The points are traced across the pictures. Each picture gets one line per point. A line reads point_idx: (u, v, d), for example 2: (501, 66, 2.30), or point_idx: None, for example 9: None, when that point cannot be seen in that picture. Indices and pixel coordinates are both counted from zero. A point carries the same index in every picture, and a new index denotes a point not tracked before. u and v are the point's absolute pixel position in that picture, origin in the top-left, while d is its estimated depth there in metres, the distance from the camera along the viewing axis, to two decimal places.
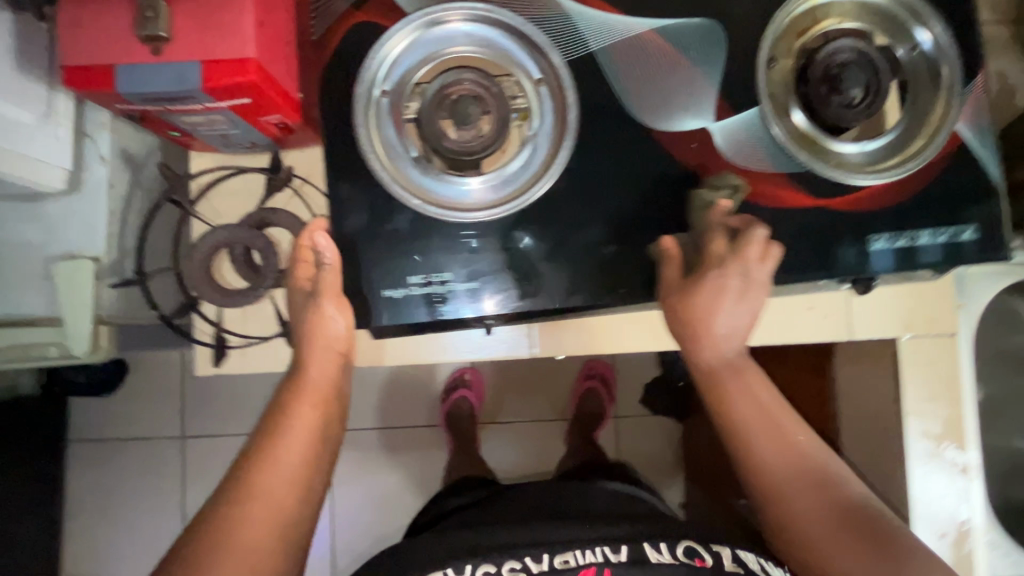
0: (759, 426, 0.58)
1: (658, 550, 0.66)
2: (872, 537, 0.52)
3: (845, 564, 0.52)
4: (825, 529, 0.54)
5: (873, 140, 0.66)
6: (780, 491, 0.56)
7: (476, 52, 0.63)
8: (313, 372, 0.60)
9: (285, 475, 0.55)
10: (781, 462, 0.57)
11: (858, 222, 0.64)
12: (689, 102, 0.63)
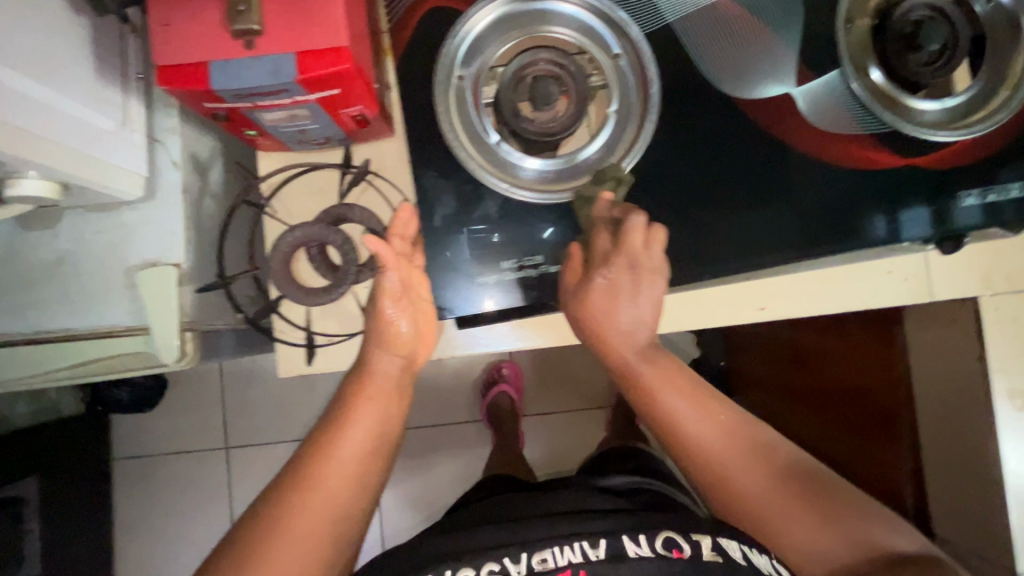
0: (685, 408, 0.59)
1: (635, 542, 0.55)
2: (804, 490, 0.56)
3: (787, 527, 0.55)
4: (766, 497, 0.56)
5: (953, 96, 0.64)
6: (718, 474, 0.57)
7: (551, 32, 0.63)
8: (380, 371, 0.62)
9: (346, 470, 0.57)
10: (694, 446, 0.58)
11: (948, 179, 0.64)
12: (771, 68, 0.63)
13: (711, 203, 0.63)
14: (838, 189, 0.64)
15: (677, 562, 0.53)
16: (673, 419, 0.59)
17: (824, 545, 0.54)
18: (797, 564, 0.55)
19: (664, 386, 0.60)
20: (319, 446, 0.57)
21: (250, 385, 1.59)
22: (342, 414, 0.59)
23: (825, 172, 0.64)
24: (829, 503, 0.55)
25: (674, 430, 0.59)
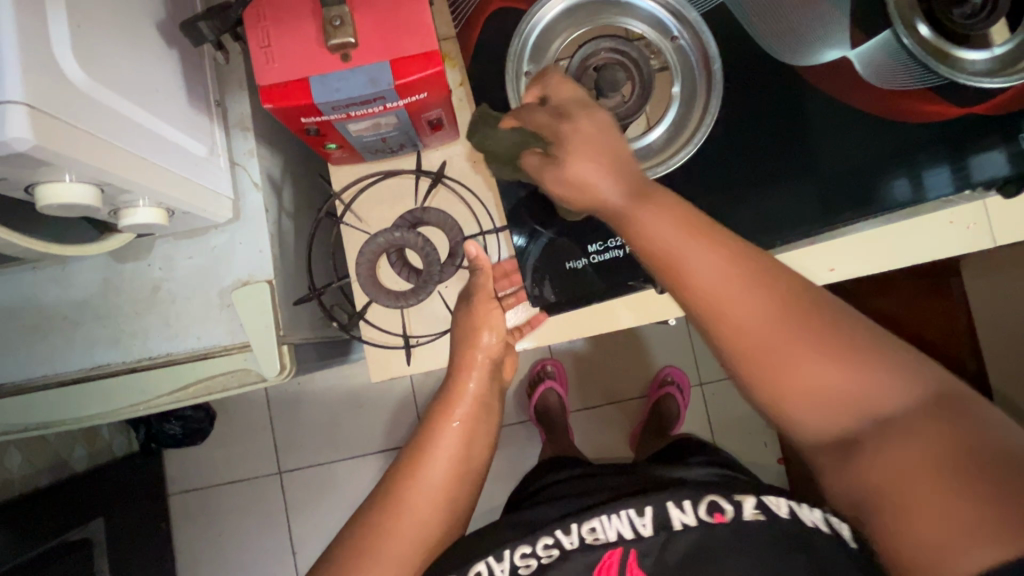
0: (668, 230, 0.46)
1: (680, 510, 0.55)
2: (814, 316, 0.43)
3: (811, 374, 0.42)
4: (769, 327, 0.43)
5: (1002, 44, 0.66)
6: (704, 302, 0.45)
7: (610, 21, 0.67)
8: (470, 386, 0.65)
9: (444, 476, 0.60)
10: (675, 270, 0.46)
11: (1006, 125, 0.66)
12: (823, 36, 0.67)
13: (775, 169, 0.68)
14: (891, 143, 0.67)
15: (720, 527, 0.53)
16: (650, 245, 0.46)
17: (850, 391, 0.41)
18: (814, 418, 0.43)
19: (640, 209, 0.47)
20: (415, 454, 0.61)
21: (296, 408, 1.60)
22: (433, 423, 0.63)
23: (879, 127, 0.67)
24: (862, 350, 0.41)
25: (651, 255, 0.47)
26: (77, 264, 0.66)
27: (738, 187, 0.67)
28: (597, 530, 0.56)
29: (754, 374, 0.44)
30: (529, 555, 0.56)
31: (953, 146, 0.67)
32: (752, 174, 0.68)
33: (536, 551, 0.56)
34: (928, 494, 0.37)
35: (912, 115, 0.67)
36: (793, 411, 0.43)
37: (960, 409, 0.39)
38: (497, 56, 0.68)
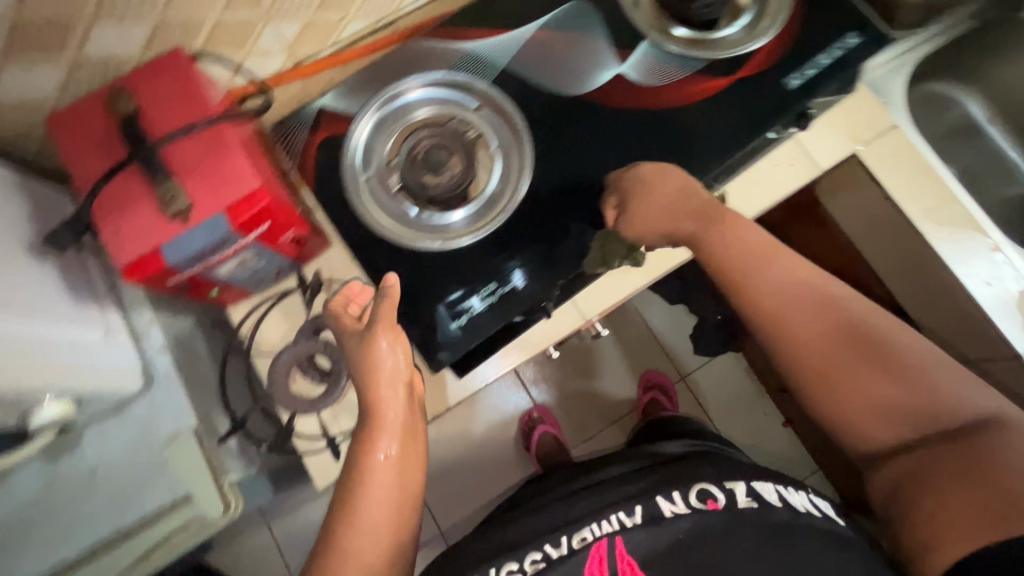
0: (732, 280, 0.68)
1: (671, 502, 0.62)
2: (898, 318, 0.66)
3: (872, 385, 0.62)
4: (831, 338, 0.64)
5: (741, 17, 0.79)
6: (808, 314, 0.65)
7: (418, 113, 0.76)
8: (387, 414, 0.63)
9: (380, 519, 0.59)
10: (774, 294, 0.66)
11: (770, 77, 0.76)
12: (594, 64, 0.76)
13: (608, 177, 0.74)
14: (699, 125, 0.74)
15: (714, 511, 0.61)
16: (755, 280, 0.67)
17: (888, 394, 0.62)
18: (867, 433, 0.63)
19: (710, 249, 0.69)
20: (346, 504, 0.59)
21: (309, 546, 1.58)
22: (358, 466, 0.60)
23: (684, 115, 0.75)
24: (902, 366, 0.62)
25: (733, 291, 0.68)
26: (19, 476, 0.71)
27: (571, 208, 0.74)
28: (586, 536, 0.61)
29: (803, 375, 0.65)
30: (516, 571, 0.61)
31: (750, 108, 0.75)
32: (580, 188, 0.74)
33: (524, 567, 0.61)
34: (941, 486, 0.58)
35: (704, 95, 0.75)
36: (836, 408, 0.63)
37: (968, 425, 0.60)
38: (331, 168, 0.75)
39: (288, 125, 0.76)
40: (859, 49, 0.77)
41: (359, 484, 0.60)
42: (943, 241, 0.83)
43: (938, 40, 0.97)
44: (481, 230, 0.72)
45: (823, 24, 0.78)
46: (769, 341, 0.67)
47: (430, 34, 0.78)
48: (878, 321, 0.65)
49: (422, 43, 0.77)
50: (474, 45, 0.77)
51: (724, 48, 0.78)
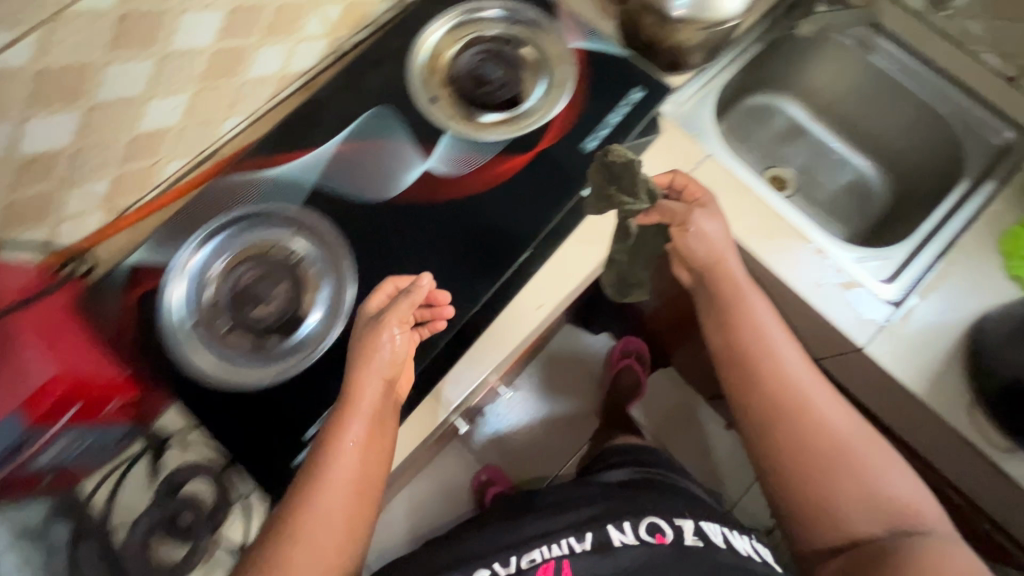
0: (742, 377, 0.80)
1: (622, 532, 0.77)
2: (876, 449, 0.77)
3: (834, 479, 0.76)
4: (824, 451, 0.76)
5: (534, 89, 0.83)
6: (806, 421, 0.77)
7: (231, 252, 0.75)
8: (359, 399, 0.64)
9: (333, 508, 0.61)
10: (777, 395, 0.78)
11: (567, 145, 0.81)
12: (403, 163, 0.79)
13: (432, 271, 0.75)
14: (512, 203, 0.78)
15: (660, 543, 0.76)
16: (759, 388, 0.79)
17: (850, 492, 0.75)
18: (829, 519, 0.75)
19: (724, 335, 0.81)
20: (306, 489, 0.61)
21: None
22: (326, 450, 0.63)
23: (496, 196, 0.78)
24: (866, 467, 0.76)
25: (741, 389, 0.80)
26: None
27: None
28: (534, 557, 0.76)
29: (790, 482, 0.77)
30: None
31: (556, 176, 0.79)
32: None
33: None
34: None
35: (511, 173, 0.79)
36: (809, 517, 0.76)
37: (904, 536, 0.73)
38: (147, 320, 0.72)
39: (101, 286, 0.74)
40: (644, 101, 0.83)
41: (325, 467, 0.62)
42: (766, 250, 0.87)
43: (734, 64, 1.03)
44: (326, 338, 0.73)
45: (607, 84, 0.83)
46: (769, 444, 0.78)
47: (235, 168, 0.79)
48: (858, 442, 0.77)
49: (229, 176, 0.78)
50: (282, 169, 0.78)
51: (525, 124, 0.82)
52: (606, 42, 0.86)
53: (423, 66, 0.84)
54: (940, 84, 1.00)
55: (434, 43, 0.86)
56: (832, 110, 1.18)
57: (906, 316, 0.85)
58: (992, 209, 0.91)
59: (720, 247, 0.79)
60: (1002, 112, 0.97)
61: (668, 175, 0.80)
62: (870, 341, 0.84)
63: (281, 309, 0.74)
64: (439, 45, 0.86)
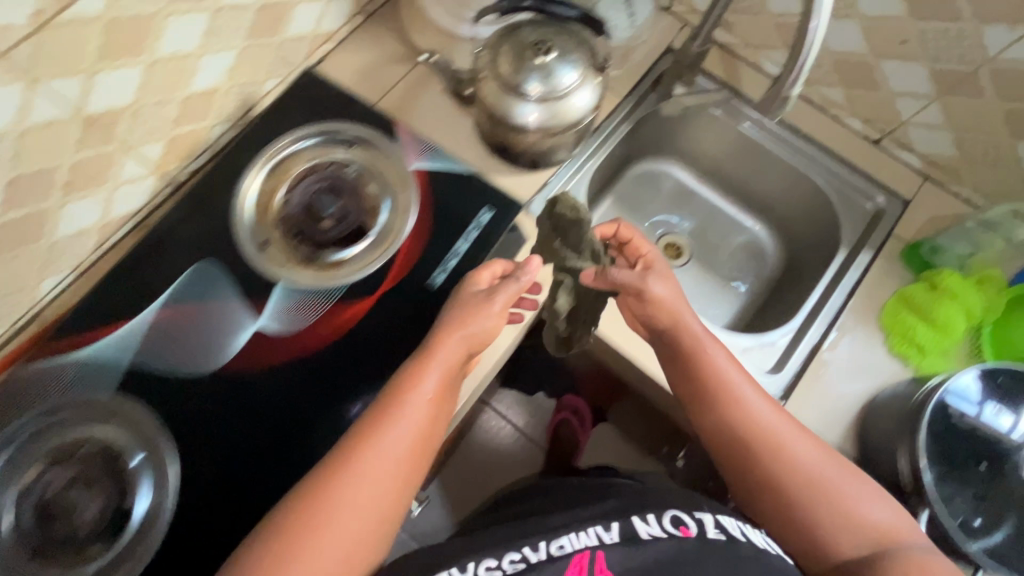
0: (704, 412, 0.71)
1: (646, 524, 0.61)
2: (856, 477, 0.66)
3: (813, 496, 0.65)
4: (795, 479, 0.66)
5: (375, 218, 0.78)
6: (774, 446, 0.67)
7: (29, 463, 0.65)
8: (440, 354, 0.64)
9: (376, 484, 0.57)
10: (742, 426, 0.68)
11: (414, 281, 0.75)
12: (233, 324, 0.72)
13: (272, 448, 0.68)
14: (359, 356, 0.72)
15: (686, 538, 0.59)
16: (725, 414, 0.69)
17: (840, 509, 0.64)
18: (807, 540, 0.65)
19: (682, 377, 0.73)
20: (355, 445, 0.58)
21: None
22: (388, 407, 0.61)
23: (340, 348, 0.72)
24: (842, 485, 0.65)
25: (708, 414, 0.70)
26: None
27: (238, 496, 0.66)
28: (563, 544, 0.60)
29: (770, 515, 0.67)
30: (494, 567, 0.58)
31: (405, 317, 0.74)
32: (245, 469, 0.67)
33: (502, 565, 0.58)
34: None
35: (355, 319, 0.73)
36: (790, 537, 0.65)
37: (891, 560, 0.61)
38: None
39: None
40: (493, 222, 0.78)
41: (394, 418, 0.60)
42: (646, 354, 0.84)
43: (603, 149, 1.00)
44: (155, 535, 0.64)
45: (453, 207, 0.79)
46: (740, 473, 0.68)
47: (37, 355, 0.70)
48: (838, 473, 0.66)
49: (31, 365, 0.69)
50: (91, 350, 0.70)
51: (369, 261, 0.76)
52: (452, 160, 0.81)
53: (252, 208, 0.78)
54: (809, 150, 0.98)
55: (263, 179, 0.79)
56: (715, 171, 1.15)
57: (795, 411, 0.82)
58: (870, 281, 0.89)
59: (677, 307, 0.73)
60: (871, 177, 0.96)
61: (612, 226, 0.79)
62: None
63: (98, 514, 0.64)
64: (269, 181, 0.79)
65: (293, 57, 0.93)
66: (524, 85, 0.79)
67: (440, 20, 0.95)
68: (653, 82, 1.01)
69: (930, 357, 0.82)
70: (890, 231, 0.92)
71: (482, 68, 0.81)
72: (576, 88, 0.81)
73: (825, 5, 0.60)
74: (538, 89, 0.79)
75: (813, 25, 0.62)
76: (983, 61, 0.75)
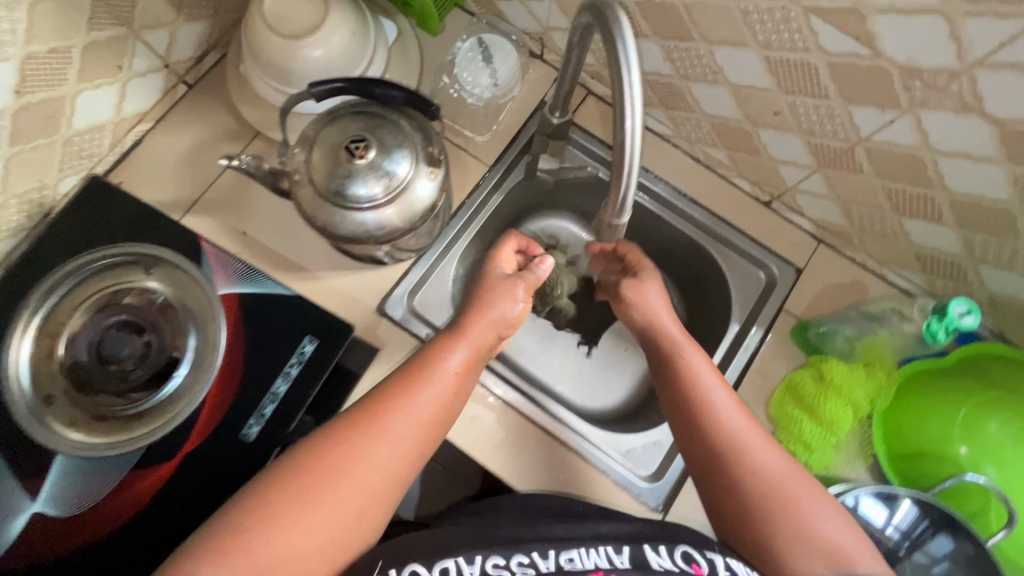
0: (671, 404, 0.69)
1: (658, 555, 0.57)
2: (809, 482, 0.62)
3: (781, 470, 0.62)
4: (757, 486, 0.62)
5: (183, 355, 0.68)
6: (745, 431, 0.65)
7: None
8: (472, 332, 0.65)
9: (387, 452, 0.58)
10: (715, 426, 0.65)
11: (223, 436, 0.65)
12: (6, 510, 0.62)
13: None
14: (157, 534, 0.62)
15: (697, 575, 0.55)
16: (691, 408, 0.67)
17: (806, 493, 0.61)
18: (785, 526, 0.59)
19: (662, 378, 0.72)
20: (376, 407, 0.59)
21: None
22: (414, 374, 0.62)
23: (143, 522, 0.62)
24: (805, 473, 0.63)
25: (670, 409, 0.69)
26: None
27: None
28: (573, 558, 0.56)
29: (739, 506, 0.62)
30: (501, 565, 0.55)
31: (216, 477, 0.64)
32: None
33: (509, 566, 0.55)
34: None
35: (157, 487, 0.63)
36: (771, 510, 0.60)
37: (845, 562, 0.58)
38: None
39: None
40: (317, 355, 0.68)
41: (422, 381, 0.61)
42: (519, 474, 0.78)
43: (473, 227, 0.89)
44: None
45: (271, 340, 0.68)
46: (703, 479, 0.65)
47: None
48: (800, 486, 0.62)
49: None
50: None
51: (175, 408, 0.66)
52: (265, 281, 0.70)
53: (28, 356, 0.66)
54: (696, 215, 0.89)
55: (41, 317, 0.67)
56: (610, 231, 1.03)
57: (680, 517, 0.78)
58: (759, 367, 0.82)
59: (662, 314, 0.75)
60: (761, 244, 0.87)
61: None
62: (669, 506, 0.79)
63: None
64: (50, 319, 0.67)
65: (96, 149, 0.80)
66: (351, 193, 0.67)
67: (264, 93, 0.81)
68: (524, 147, 0.90)
69: (817, 456, 0.76)
70: (781, 306, 0.85)
71: (295, 171, 0.69)
72: (412, 179, 0.69)
73: (636, 106, 0.48)
74: (368, 195, 0.67)
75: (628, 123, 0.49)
76: (856, 140, 0.66)
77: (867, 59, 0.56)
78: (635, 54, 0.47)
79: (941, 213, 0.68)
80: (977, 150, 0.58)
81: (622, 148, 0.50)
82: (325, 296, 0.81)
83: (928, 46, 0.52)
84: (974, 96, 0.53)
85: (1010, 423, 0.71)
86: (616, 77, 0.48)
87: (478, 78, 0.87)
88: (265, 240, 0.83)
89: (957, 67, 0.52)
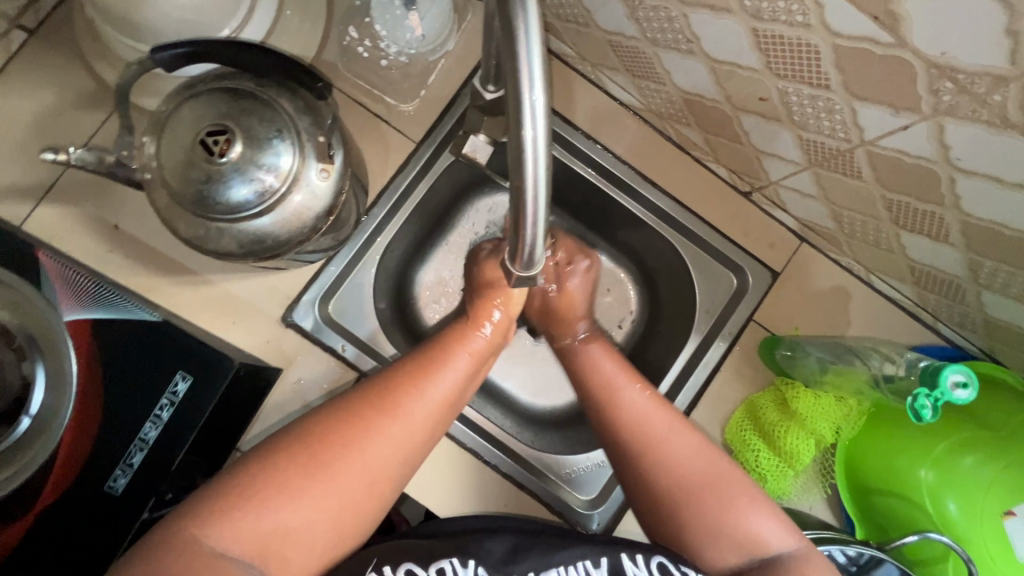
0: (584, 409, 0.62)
1: (631, 563, 0.49)
2: (728, 467, 0.55)
3: (698, 463, 0.55)
4: (667, 476, 0.55)
5: (29, 392, 0.56)
6: (659, 420, 0.57)
7: None
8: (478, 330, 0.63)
9: (409, 428, 0.52)
10: (620, 427, 0.58)
11: (83, 487, 0.56)
12: None
13: None
14: None
15: None
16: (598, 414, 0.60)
17: (724, 478, 0.54)
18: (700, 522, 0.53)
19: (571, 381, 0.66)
20: (397, 384, 0.54)
21: None
22: (435, 355, 0.58)
23: None
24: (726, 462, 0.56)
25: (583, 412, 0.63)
26: None
27: None
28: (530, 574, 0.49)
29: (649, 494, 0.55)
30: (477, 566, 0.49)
31: (88, 533, 0.56)
32: None
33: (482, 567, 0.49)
34: None
35: (12, 545, 0.55)
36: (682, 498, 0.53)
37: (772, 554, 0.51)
38: None
39: None
40: (194, 394, 0.58)
41: (442, 362, 0.58)
42: (446, 505, 0.72)
43: (394, 224, 0.75)
44: None
45: (135, 376, 0.57)
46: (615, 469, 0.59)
47: None
48: (718, 474, 0.54)
49: None
50: None
51: (26, 456, 0.55)
52: (131, 305, 0.59)
53: None
54: (663, 206, 0.76)
55: None
56: (568, 210, 0.84)
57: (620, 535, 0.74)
58: (716, 388, 0.74)
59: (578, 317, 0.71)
60: (736, 243, 0.75)
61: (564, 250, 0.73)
62: (615, 525, 0.74)
63: None
64: None
65: None
66: (227, 199, 0.52)
67: (115, 48, 0.63)
68: (459, 118, 0.73)
69: (772, 485, 0.70)
70: (750, 316, 0.75)
71: (145, 169, 0.54)
72: (302, 170, 0.54)
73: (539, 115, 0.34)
74: (251, 196, 0.52)
75: (531, 134, 0.36)
76: (859, 142, 0.52)
77: (887, 47, 0.41)
78: (540, 71, 0.34)
79: (947, 233, 0.55)
80: (1009, 174, 0.44)
81: (523, 188, 0.38)
82: (221, 305, 0.69)
83: (971, 42, 0.37)
84: (1019, 112, 0.39)
85: (989, 462, 0.61)
86: (512, 102, 0.35)
87: (396, 32, 0.71)
88: (143, 236, 0.69)
89: (1007, 73, 0.37)
